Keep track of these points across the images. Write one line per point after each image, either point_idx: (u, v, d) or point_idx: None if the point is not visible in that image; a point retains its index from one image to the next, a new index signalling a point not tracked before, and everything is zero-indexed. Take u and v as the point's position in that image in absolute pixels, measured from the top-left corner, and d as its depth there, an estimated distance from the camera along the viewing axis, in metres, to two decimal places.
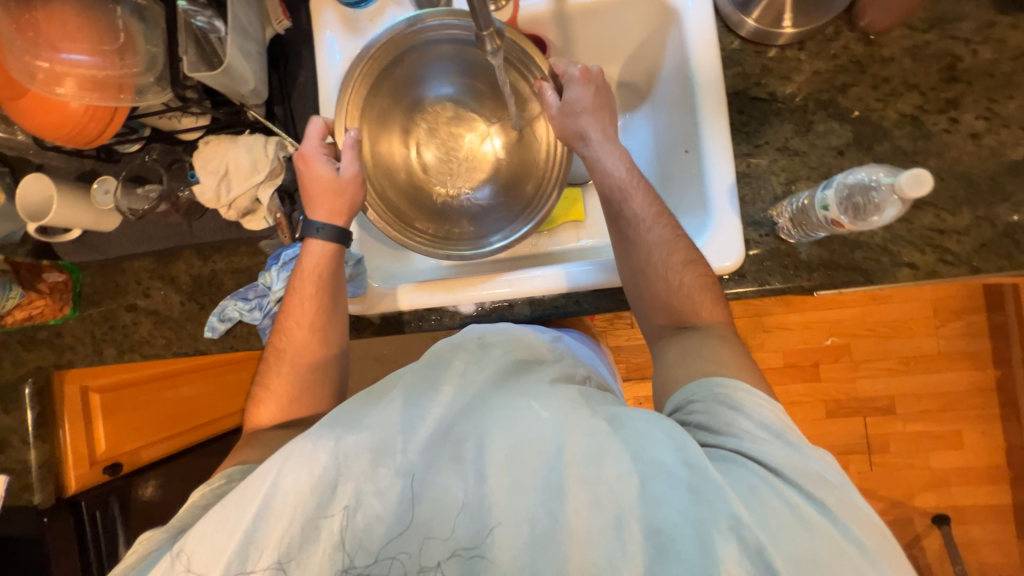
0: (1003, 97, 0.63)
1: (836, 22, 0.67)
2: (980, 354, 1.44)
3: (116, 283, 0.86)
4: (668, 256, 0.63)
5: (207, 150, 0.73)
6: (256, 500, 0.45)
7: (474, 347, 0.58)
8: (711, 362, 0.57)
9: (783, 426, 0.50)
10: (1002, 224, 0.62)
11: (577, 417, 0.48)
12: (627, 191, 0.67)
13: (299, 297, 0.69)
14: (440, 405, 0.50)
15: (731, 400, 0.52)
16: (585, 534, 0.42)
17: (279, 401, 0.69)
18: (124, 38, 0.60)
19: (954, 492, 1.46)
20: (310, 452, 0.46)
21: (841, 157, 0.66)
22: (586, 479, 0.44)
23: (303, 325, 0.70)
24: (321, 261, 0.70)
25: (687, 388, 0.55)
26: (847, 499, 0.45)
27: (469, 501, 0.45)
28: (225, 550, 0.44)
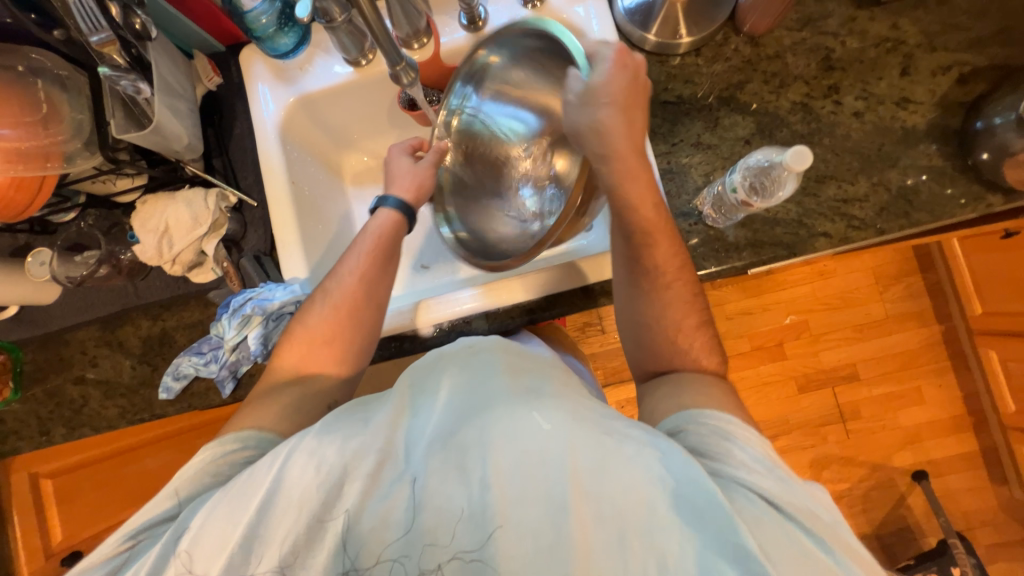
0: (875, 78, 0.71)
1: (724, 29, 0.75)
2: (923, 312, 1.54)
3: (61, 357, 0.82)
4: (659, 274, 0.63)
5: (145, 209, 0.73)
6: (263, 486, 0.48)
7: (466, 352, 0.57)
8: (700, 394, 0.57)
9: (773, 458, 0.50)
10: (896, 187, 0.69)
11: (581, 431, 0.47)
12: (654, 235, 0.62)
13: (365, 255, 0.70)
14: (439, 408, 0.51)
15: (721, 428, 0.52)
16: (589, 546, 0.44)
17: (312, 344, 0.66)
18: (47, 109, 0.61)
19: (927, 447, 1.53)
20: (315, 449, 0.49)
21: (748, 145, 0.72)
22: (591, 494, 0.45)
23: (359, 278, 0.68)
24: (393, 227, 0.72)
25: (676, 415, 0.56)
26: (841, 537, 0.46)
27: (473, 511, 0.45)
28: (235, 533, 0.47)
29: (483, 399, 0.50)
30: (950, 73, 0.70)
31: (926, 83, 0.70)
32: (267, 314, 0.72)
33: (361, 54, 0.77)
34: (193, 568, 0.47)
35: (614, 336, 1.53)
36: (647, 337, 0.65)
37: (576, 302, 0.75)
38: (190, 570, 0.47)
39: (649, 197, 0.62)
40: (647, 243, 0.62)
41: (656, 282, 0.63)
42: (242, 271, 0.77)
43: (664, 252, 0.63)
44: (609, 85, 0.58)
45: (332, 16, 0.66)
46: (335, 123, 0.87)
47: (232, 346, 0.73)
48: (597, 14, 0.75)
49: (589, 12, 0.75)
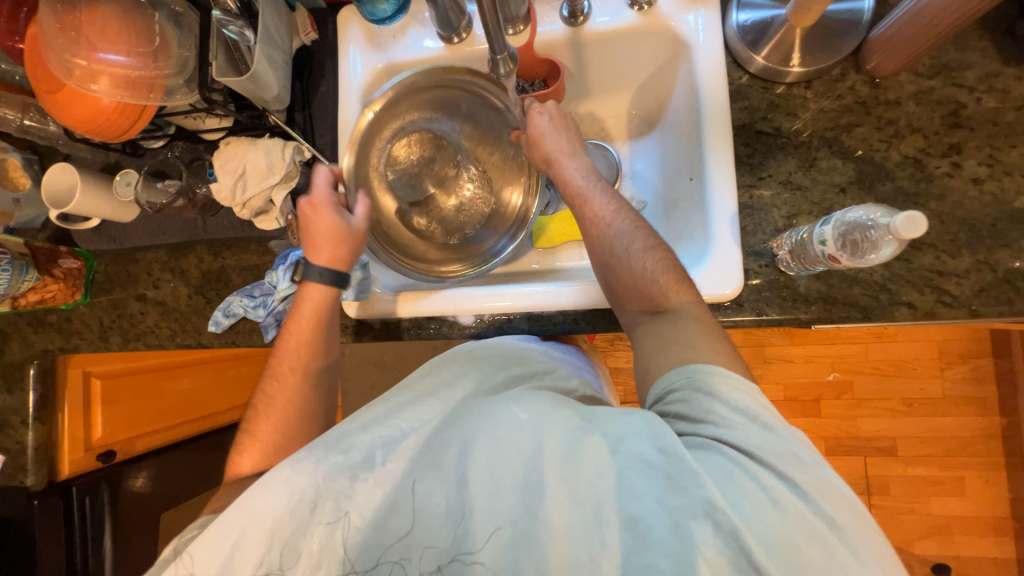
0: (1006, 145, 0.64)
1: (843, 64, 0.69)
2: (986, 400, 1.41)
3: (128, 273, 0.88)
4: (630, 244, 0.62)
5: (227, 150, 0.76)
6: (236, 523, 0.48)
7: (466, 357, 0.64)
8: (687, 348, 0.52)
9: (758, 410, 0.46)
10: (1003, 269, 0.62)
11: (554, 416, 0.50)
12: (587, 196, 0.67)
13: (297, 346, 0.70)
14: (419, 414, 0.56)
15: (704, 383, 0.48)
16: (566, 529, 0.44)
17: (264, 451, 0.66)
18: (158, 42, 0.64)
19: (956, 542, 1.42)
20: (288, 477, 0.49)
21: (843, 194, 0.67)
22: (566, 475, 0.46)
23: (297, 371, 0.69)
24: (320, 303, 0.70)
25: (665, 377, 0.51)
26: (822, 477, 0.42)
27: (451, 509, 0.47)
28: (218, 554, 0.48)
29: (461, 409, 0.55)
30: None
31: None
32: None
33: (454, 33, 0.76)
34: (194, 569, 0.48)
35: None
36: (620, 276, 0.61)
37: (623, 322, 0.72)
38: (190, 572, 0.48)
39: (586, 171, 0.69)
40: (586, 204, 0.67)
41: (599, 226, 0.65)
42: None
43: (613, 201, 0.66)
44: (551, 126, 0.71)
45: None
46: None
47: (282, 296, 0.76)
48: (707, 24, 0.71)
49: (699, 22, 0.71)
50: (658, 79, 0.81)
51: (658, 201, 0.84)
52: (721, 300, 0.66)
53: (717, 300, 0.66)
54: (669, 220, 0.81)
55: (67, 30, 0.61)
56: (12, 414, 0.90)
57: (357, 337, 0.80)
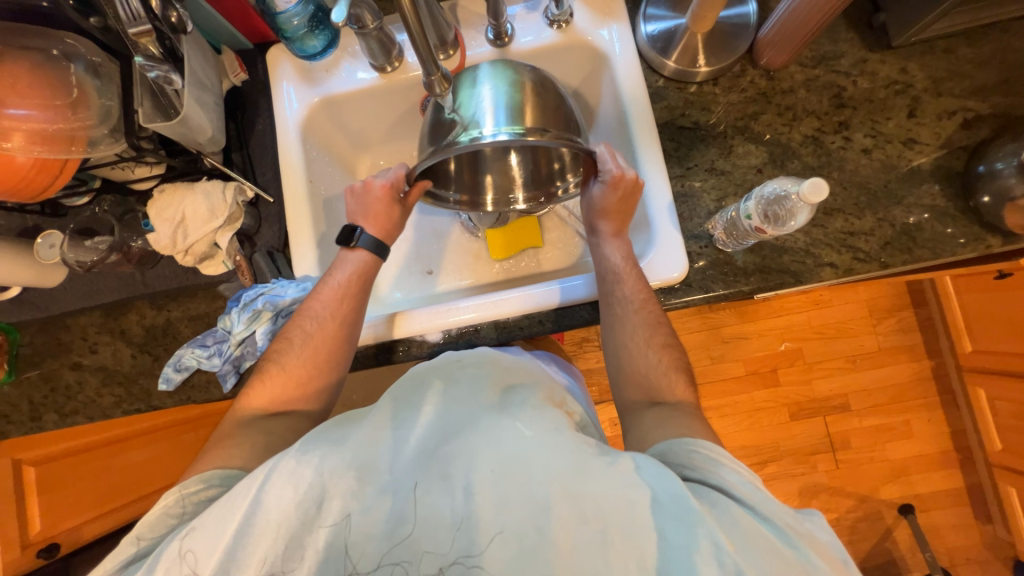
0: (883, 118, 0.74)
1: (741, 61, 0.77)
2: (914, 347, 1.57)
3: (59, 341, 0.81)
4: (648, 338, 0.66)
5: (162, 198, 0.73)
6: (240, 510, 0.47)
7: (455, 365, 0.62)
8: (684, 427, 0.56)
9: (757, 481, 0.49)
10: (899, 224, 0.71)
11: (563, 439, 0.49)
12: (621, 276, 0.70)
13: (348, 295, 0.70)
14: (426, 421, 0.53)
15: (708, 456, 0.51)
16: (571, 547, 0.44)
17: (284, 385, 0.66)
18: (76, 94, 0.61)
19: (914, 481, 1.54)
20: (294, 469, 0.48)
21: (761, 174, 0.74)
22: (573, 496, 0.46)
23: (336, 319, 0.68)
24: (364, 268, 0.72)
25: (671, 450, 0.53)
26: (815, 540, 0.45)
27: (458, 517, 0.46)
28: (219, 543, 0.46)
29: (467, 416, 0.53)
30: (954, 118, 0.73)
31: (931, 126, 0.73)
32: (277, 310, 0.73)
33: (388, 61, 0.78)
34: (195, 568, 0.46)
35: None
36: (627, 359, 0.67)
37: (584, 317, 0.75)
38: (189, 569, 0.46)
39: (624, 252, 0.72)
40: (618, 282, 0.70)
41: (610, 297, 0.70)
42: (254, 265, 0.77)
43: (629, 280, 0.69)
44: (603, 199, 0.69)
45: (363, 22, 0.69)
46: (354, 125, 0.88)
47: (238, 340, 0.73)
48: (620, 37, 0.78)
49: (612, 35, 0.78)
50: (584, 89, 0.87)
51: None
52: (671, 283, 0.72)
53: (667, 284, 0.71)
54: None
55: None
56: None
57: None
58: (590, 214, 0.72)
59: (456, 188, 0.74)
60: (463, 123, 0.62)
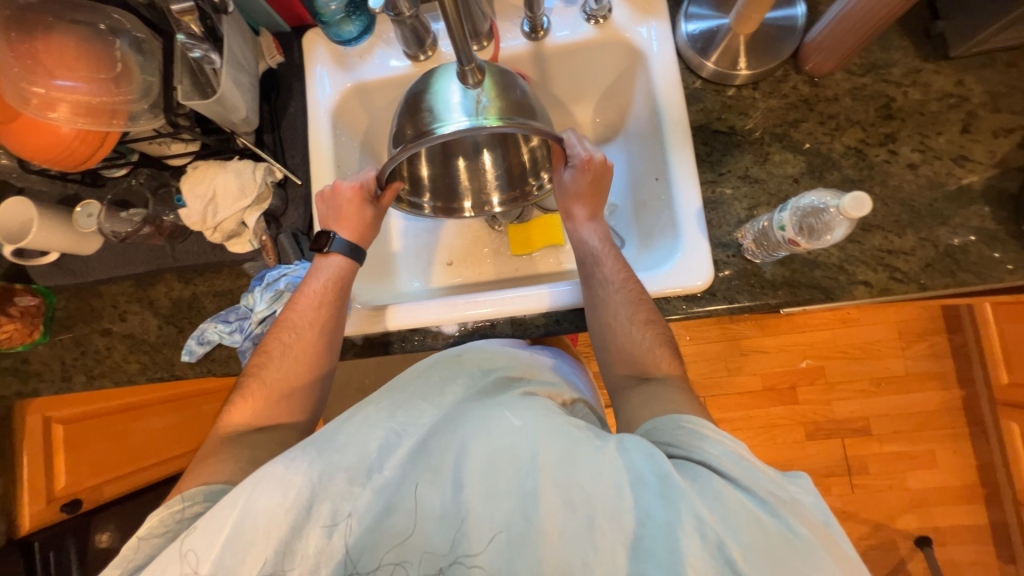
0: (934, 132, 0.70)
1: (784, 66, 0.74)
2: (945, 374, 1.50)
3: (92, 307, 0.84)
4: (632, 315, 0.65)
5: (195, 174, 0.75)
6: (232, 512, 0.46)
7: (454, 360, 0.64)
8: (670, 404, 0.56)
9: (745, 453, 0.47)
10: (943, 245, 0.67)
11: (549, 424, 0.50)
12: (601, 258, 0.71)
13: (325, 300, 0.70)
14: (418, 420, 0.55)
15: (695, 431, 0.50)
16: (559, 534, 0.43)
17: (269, 397, 0.66)
18: (120, 68, 0.63)
19: (934, 513, 1.48)
20: (283, 475, 0.47)
21: (797, 184, 0.71)
22: (559, 481, 0.45)
23: (315, 327, 0.69)
24: (343, 272, 0.72)
25: (655, 422, 0.54)
26: (801, 512, 0.43)
27: (448, 510, 0.46)
28: (211, 551, 0.45)
29: (456, 411, 0.55)
30: (1012, 136, 0.68)
31: (986, 144, 0.69)
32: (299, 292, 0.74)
33: (420, 50, 0.78)
34: (197, 567, 0.44)
35: None
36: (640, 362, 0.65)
37: None
38: (191, 571, 0.44)
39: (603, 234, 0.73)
40: (598, 265, 0.70)
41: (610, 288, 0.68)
42: (279, 246, 0.79)
43: (614, 270, 0.69)
44: (575, 183, 0.69)
45: (400, 10, 0.68)
46: (385, 113, 0.88)
47: (260, 318, 0.74)
48: (659, 35, 0.76)
49: (651, 33, 0.76)
50: (618, 87, 0.85)
51: (628, 203, 0.88)
52: (694, 292, 0.70)
53: (690, 293, 0.69)
54: (638, 220, 0.85)
55: (23, 59, 0.60)
56: None
57: None
58: (563, 201, 0.71)
59: (431, 195, 0.71)
60: (433, 113, 0.59)
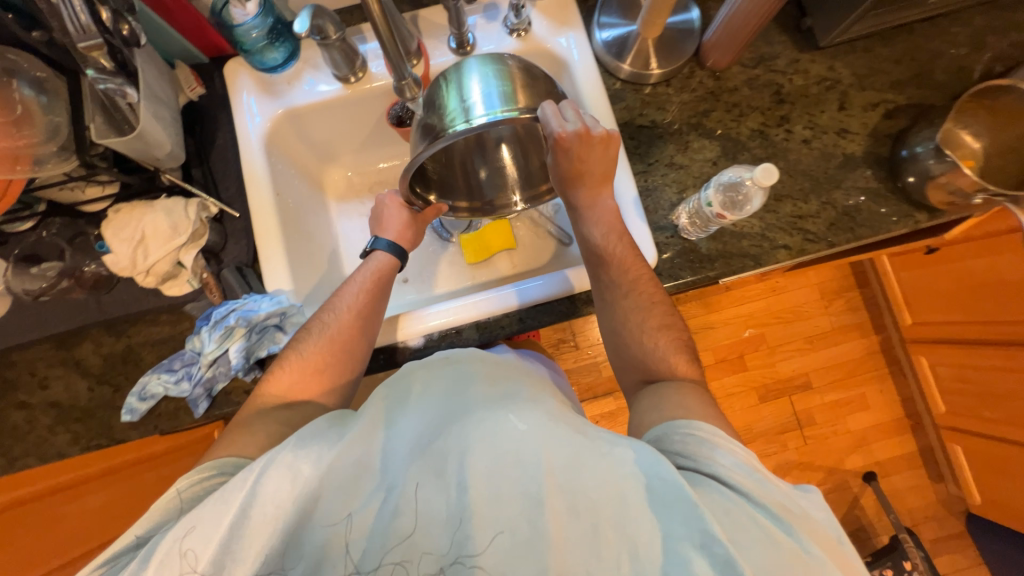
0: (818, 111, 0.81)
1: (690, 64, 0.83)
2: (863, 324, 1.69)
3: (3, 379, 0.74)
4: (644, 322, 0.67)
5: (118, 218, 0.69)
6: (234, 504, 0.47)
7: (443, 363, 0.60)
8: (679, 408, 0.58)
9: (755, 465, 0.50)
10: (841, 206, 0.78)
11: (555, 429, 0.50)
12: (605, 257, 0.70)
13: (368, 287, 0.71)
14: (416, 421, 0.53)
15: (706, 438, 0.52)
16: (563, 539, 0.45)
17: (294, 380, 0.65)
18: (21, 110, 0.59)
19: (874, 449, 1.65)
20: (291, 464, 0.49)
21: (716, 166, 0.79)
22: (565, 488, 0.47)
23: (354, 312, 0.69)
24: (383, 270, 0.74)
25: (669, 428, 0.55)
26: (807, 524, 0.46)
27: (451, 514, 0.47)
28: (213, 537, 0.46)
29: (459, 408, 0.53)
30: (878, 109, 0.81)
31: (859, 117, 0.81)
32: (250, 326, 0.71)
33: (351, 71, 0.78)
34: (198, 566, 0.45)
35: (588, 352, 1.55)
36: None
37: (563, 312, 0.77)
38: (189, 569, 0.45)
39: (609, 227, 0.70)
40: (605, 265, 0.70)
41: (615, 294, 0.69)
42: (222, 282, 0.74)
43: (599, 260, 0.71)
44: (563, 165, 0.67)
45: (327, 33, 0.69)
46: (320, 135, 0.87)
47: (210, 360, 0.70)
48: (577, 44, 0.82)
49: (570, 43, 0.82)
50: None
51: None
52: None
53: None
54: None
55: None
56: None
57: None
58: (561, 182, 0.69)
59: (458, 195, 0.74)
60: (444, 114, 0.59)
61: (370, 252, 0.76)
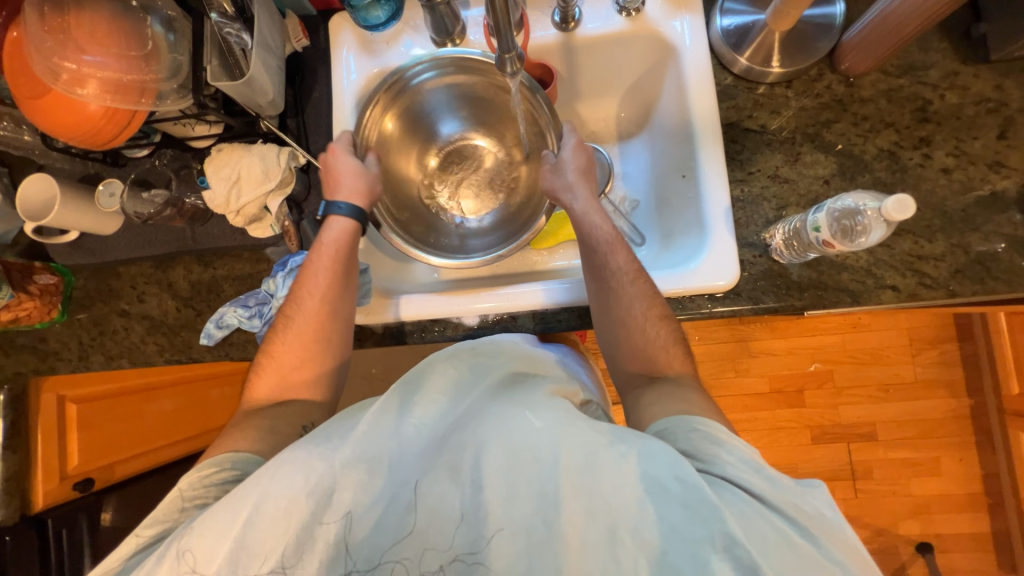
0: (969, 137, 0.69)
1: (819, 65, 0.73)
2: (955, 382, 1.49)
3: (110, 288, 0.84)
4: (647, 309, 0.64)
5: (220, 157, 0.74)
6: (246, 504, 0.46)
7: (468, 352, 0.59)
8: (682, 402, 0.55)
9: (760, 459, 0.48)
10: (974, 252, 0.67)
11: (570, 427, 0.48)
12: (615, 245, 0.68)
13: (320, 268, 0.68)
14: (430, 413, 0.52)
15: (712, 434, 0.49)
16: (580, 544, 0.44)
17: (286, 373, 0.67)
18: (151, 46, 0.62)
19: (937, 520, 1.48)
20: (305, 460, 0.48)
21: (827, 186, 0.71)
22: (581, 488, 0.46)
23: (316, 297, 0.68)
24: (346, 236, 0.71)
25: (667, 426, 0.52)
26: (830, 529, 0.43)
27: (468, 510, 0.47)
28: (231, 532, 0.46)
29: (472, 408, 0.53)
30: None
31: (1023, 150, 0.68)
32: None
33: (447, 38, 0.77)
34: (195, 565, 0.45)
35: None
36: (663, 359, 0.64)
37: None
38: (190, 568, 0.45)
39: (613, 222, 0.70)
40: (612, 251, 0.68)
41: (621, 280, 0.66)
42: (301, 232, 0.78)
43: (640, 283, 0.65)
44: (575, 159, 0.73)
45: None
46: None
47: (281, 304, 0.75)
48: (693, 29, 0.74)
49: (685, 27, 0.75)
50: (646, 81, 0.84)
51: (650, 200, 0.88)
52: (716, 291, 0.69)
53: (711, 292, 0.69)
54: (661, 216, 0.85)
55: (54, 32, 0.59)
56: None
57: (358, 344, 0.79)
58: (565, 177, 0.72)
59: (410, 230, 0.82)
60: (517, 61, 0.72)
61: (325, 218, 0.72)
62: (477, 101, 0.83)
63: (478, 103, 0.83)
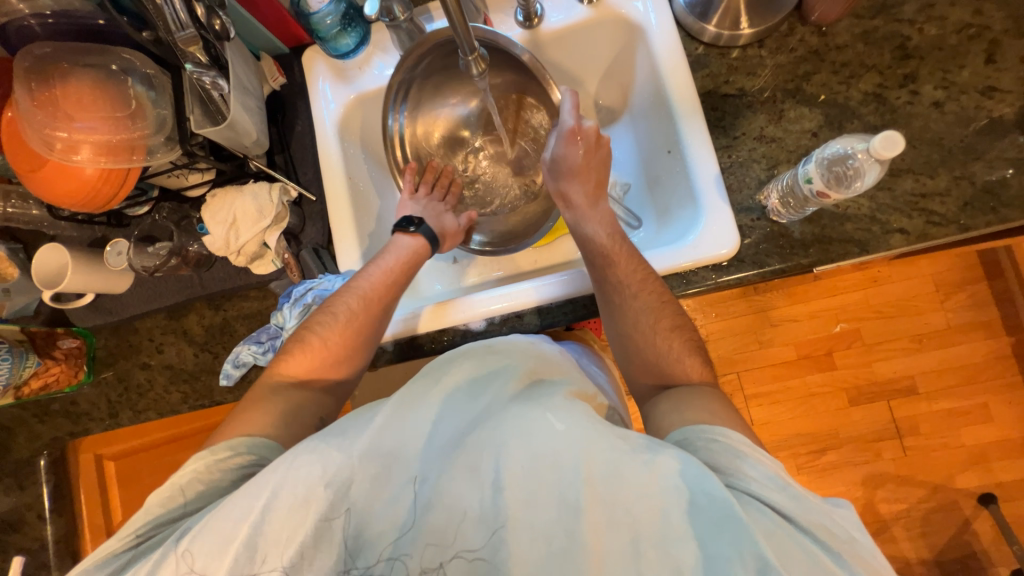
0: (956, 66, 0.67)
1: (789, 19, 0.72)
2: (990, 323, 1.43)
3: (130, 343, 0.86)
4: (654, 322, 0.64)
5: (215, 202, 0.76)
6: (263, 491, 0.47)
7: (485, 353, 0.60)
8: (702, 411, 0.54)
9: (783, 475, 0.47)
10: (981, 181, 0.64)
11: (592, 433, 0.47)
12: (611, 257, 0.68)
13: (392, 278, 0.73)
14: (449, 412, 0.54)
15: (734, 446, 0.48)
16: (602, 553, 0.44)
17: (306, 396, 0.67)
18: (135, 105, 0.65)
19: (995, 469, 1.41)
20: (324, 451, 0.49)
21: (816, 138, 0.69)
22: (604, 495, 0.45)
23: (378, 300, 0.71)
24: (416, 253, 0.77)
25: (688, 436, 0.51)
26: (858, 553, 0.43)
27: (485, 514, 0.47)
28: (248, 517, 0.46)
29: (491, 408, 0.53)
30: None
31: (1015, 71, 0.65)
32: None
33: None
34: (196, 566, 0.46)
35: None
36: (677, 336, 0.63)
37: None
38: (191, 569, 0.46)
39: (609, 230, 0.71)
40: (609, 265, 0.68)
41: (622, 294, 0.65)
42: (301, 262, 0.80)
43: (644, 293, 0.65)
44: (568, 155, 0.72)
45: (394, 14, 0.70)
46: None
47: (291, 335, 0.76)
48: (655, 6, 0.74)
49: (647, 6, 0.75)
50: (619, 65, 0.84)
51: (640, 180, 0.87)
52: (720, 261, 0.68)
53: (715, 262, 0.68)
54: (654, 195, 0.84)
55: (44, 106, 0.62)
56: (27, 511, 0.91)
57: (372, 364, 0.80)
58: (562, 181, 0.73)
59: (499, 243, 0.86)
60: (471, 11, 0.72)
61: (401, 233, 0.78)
62: (455, 74, 0.82)
63: (459, 89, 0.85)
